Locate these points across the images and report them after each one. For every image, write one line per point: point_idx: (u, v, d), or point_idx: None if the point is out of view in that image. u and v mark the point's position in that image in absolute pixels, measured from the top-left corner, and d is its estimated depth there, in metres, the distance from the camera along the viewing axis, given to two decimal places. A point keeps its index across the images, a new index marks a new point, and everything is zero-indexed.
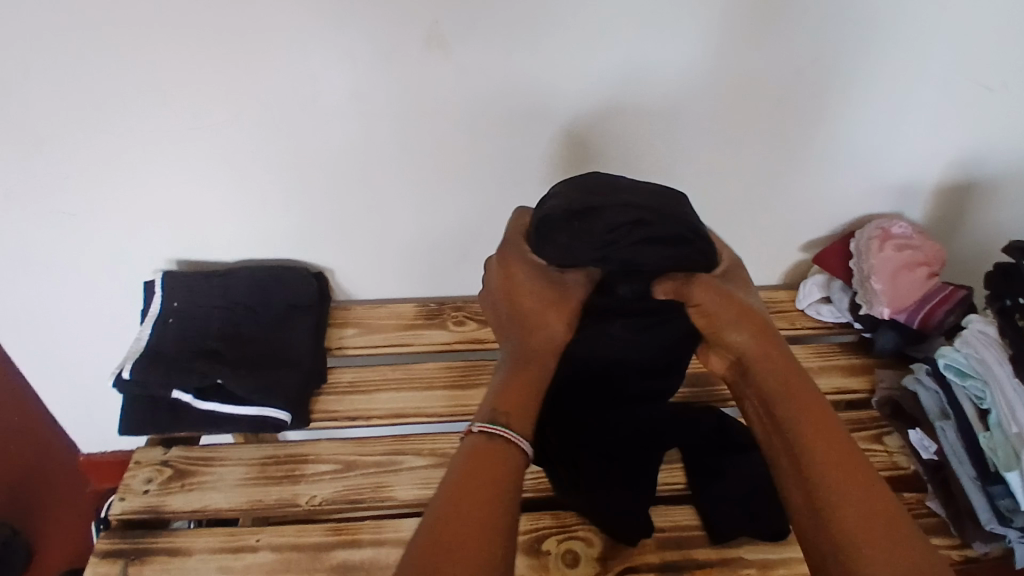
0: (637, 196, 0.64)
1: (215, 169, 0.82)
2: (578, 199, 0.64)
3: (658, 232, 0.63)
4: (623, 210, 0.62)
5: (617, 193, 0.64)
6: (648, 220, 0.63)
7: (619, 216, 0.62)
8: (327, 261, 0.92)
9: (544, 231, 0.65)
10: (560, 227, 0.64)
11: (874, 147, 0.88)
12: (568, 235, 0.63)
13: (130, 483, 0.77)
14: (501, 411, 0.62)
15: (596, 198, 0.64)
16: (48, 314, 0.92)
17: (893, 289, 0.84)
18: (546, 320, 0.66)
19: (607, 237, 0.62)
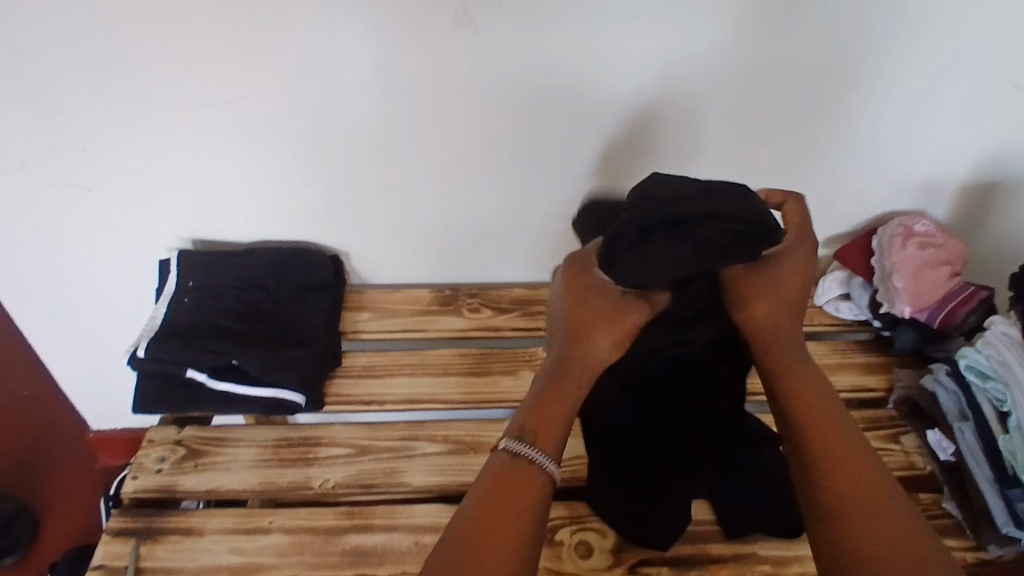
0: (704, 198, 0.61)
1: (235, 146, 0.81)
2: (648, 215, 0.60)
3: (731, 238, 0.61)
4: (703, 226, 0.59)
5: (684, 198, 0.61)
6: (723, 225, 0.60)
7: (693, 228, 0.60)
8: (343, 242, 0.91)
9: (614, 250, 0.62)
10: (631, 247, 0.61)
11: (902, 142, 0.86)
12: (642, 254, 0.61)
13: (143, 462, 0.77)
14: (529, 431, 0.61)
15: (662, 206, 0.60)
16: (63, 288, 0.92)
17: (915, 288, 0.83)
18: (596, 339, 0.65)
19: (689, 251, 0.60)
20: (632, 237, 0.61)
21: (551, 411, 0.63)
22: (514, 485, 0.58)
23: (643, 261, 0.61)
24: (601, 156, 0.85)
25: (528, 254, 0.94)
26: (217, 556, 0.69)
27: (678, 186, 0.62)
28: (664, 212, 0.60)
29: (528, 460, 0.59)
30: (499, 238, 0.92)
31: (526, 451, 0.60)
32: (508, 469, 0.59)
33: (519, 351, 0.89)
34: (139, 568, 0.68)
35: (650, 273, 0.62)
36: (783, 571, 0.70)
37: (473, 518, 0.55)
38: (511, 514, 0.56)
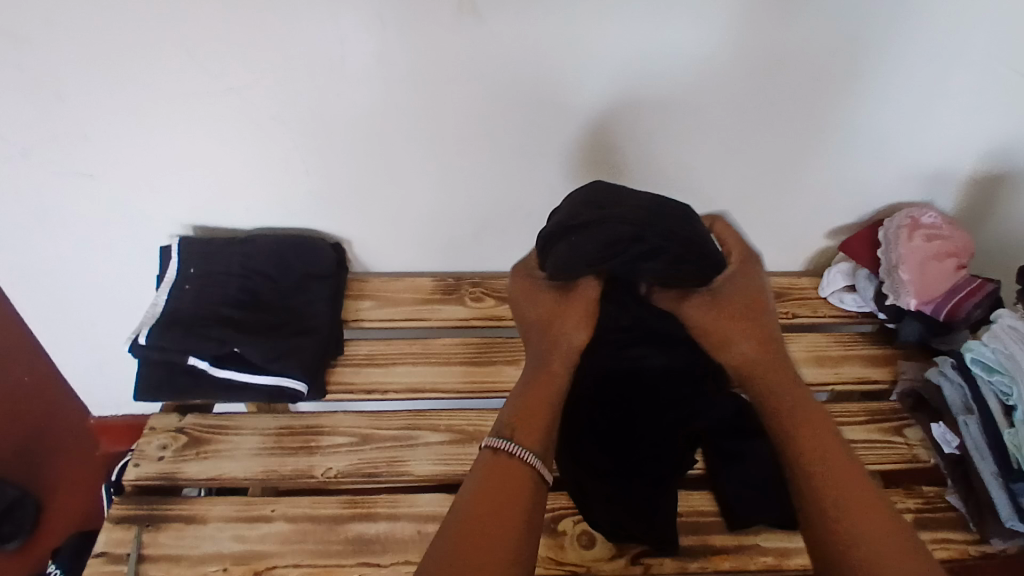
0: (640, 210, 0.62)
1: (236, 133, 0.80)
2: (580, 212, 0.63)
3: (650, 246, 0.61)
4: (618, 225, 0.61)
5: (620, 203, 0.63)
6: (641, 237, 0.61)
7: (615, 232, 0.61)
8: (345, 229, 0.91)
9: (553, 237, 0.64)
10: (558, 239, 0.63)
11: (909, 132, 0.86)
12: (565, 244, 0.63)
13: (145, 449, 0.76)
14: (508, 424, 0.60)
15: (600, 209, 0.62)
16: (64, 275, 0.92)
17: (921, 280, 0.82)
18: (561, 327, 0.65)
19: (604, 250, 0.61)
20: (568, 232, 0.63)
21: (533, 401, 0.62)
22: (502, 478, 0.57)
23: (571, 254, 0.62)
24: (607, 145, 0.84)
25: (531, 243, 0.93)
26: (220, 544, 0.69)
27: (622, 195, 0.64)
28: (598, 215, 0.62)
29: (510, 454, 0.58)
30: (502, 227, 0.91)
31: (507, 445, 0.58)
32: (495, 463, 0.58)
33: (522, 340, 0.88)
34: (142, 555, 0.68)
35: (572, 266, 0.62)
36: (786, 562, 0.70)
37: (467, 509, 0.54)
38: (501, 504, 0.55)
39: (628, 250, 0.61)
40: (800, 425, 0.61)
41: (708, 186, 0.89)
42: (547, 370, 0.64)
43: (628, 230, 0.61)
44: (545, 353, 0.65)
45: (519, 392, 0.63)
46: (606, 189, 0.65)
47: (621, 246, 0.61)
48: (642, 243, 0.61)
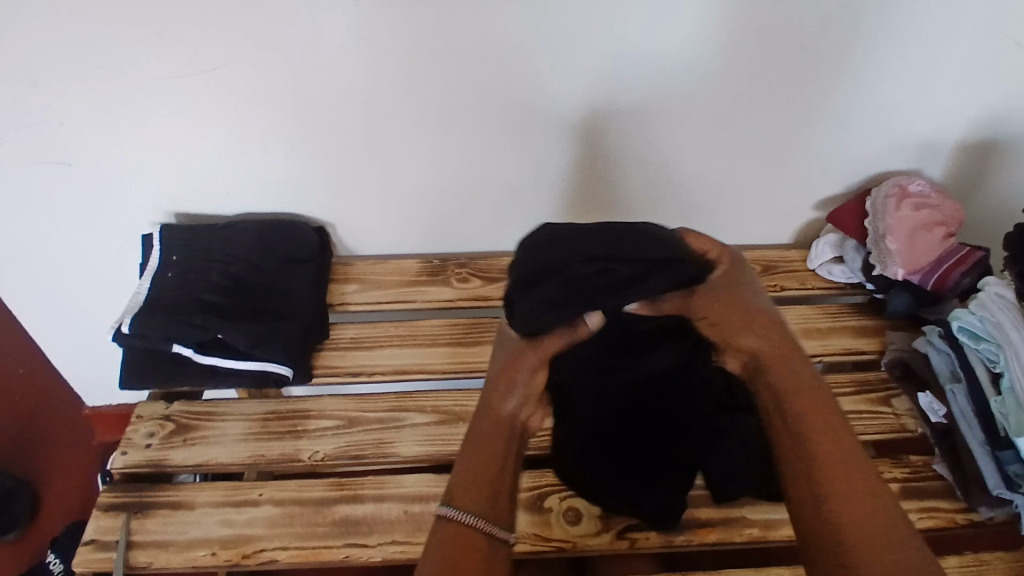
0: (588, 242, 0.58)
1: (214, 117, 0.79)
2: (535, 263, 0.58)
3: (617, 276, 0.55)
4: (579, 266, 0.55)
5: (570, 245, 0.58)
6: (606, 268, 0.55)
7: (570, 271, 0.55)
8: (330, 213, 0.90)
9: (513, 293, 0.58)
10: (521, 293, 0.57)
11: (897, 101, 0.84)
12: (528, 300, 0.56)
13: (132, 437, 0.76)
14: (457, 502, 0.54)
15: (550, 257, 0.57)
16: (47, 265, 0.92)
17: (909, 250, 0.81)
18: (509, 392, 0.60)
19: (568, 292, 0.55)
20: (523, 286, 0.57)
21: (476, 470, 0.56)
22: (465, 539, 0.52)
23: (535, 305, 0.56)
24: (590, 121, 0.83)
25: (516, 222, 0.93)
26: (208, 529, 0.69)
27: (569, 236, 0.59)
28: (545, 262, 0.57)
29: (471, 527, 0.53)
30: (487, 207, 0.91)
31: (461, 514, 0.53)
32: (460, 534, 0.53)
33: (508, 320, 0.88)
34: (130, 542, 0.68)
35: (545, 320, 0.57)
36: (771, 534, 0.70)
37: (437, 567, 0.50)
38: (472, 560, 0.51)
39: (591, 284, 0.55)
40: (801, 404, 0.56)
41: (694, 161, 0.88)
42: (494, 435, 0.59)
43: (581, 262, 0.56)
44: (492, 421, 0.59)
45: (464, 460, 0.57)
46: (555, 231, 0.60)
47: (581, 284, 0.55)
48: (608, 269, 0.55)
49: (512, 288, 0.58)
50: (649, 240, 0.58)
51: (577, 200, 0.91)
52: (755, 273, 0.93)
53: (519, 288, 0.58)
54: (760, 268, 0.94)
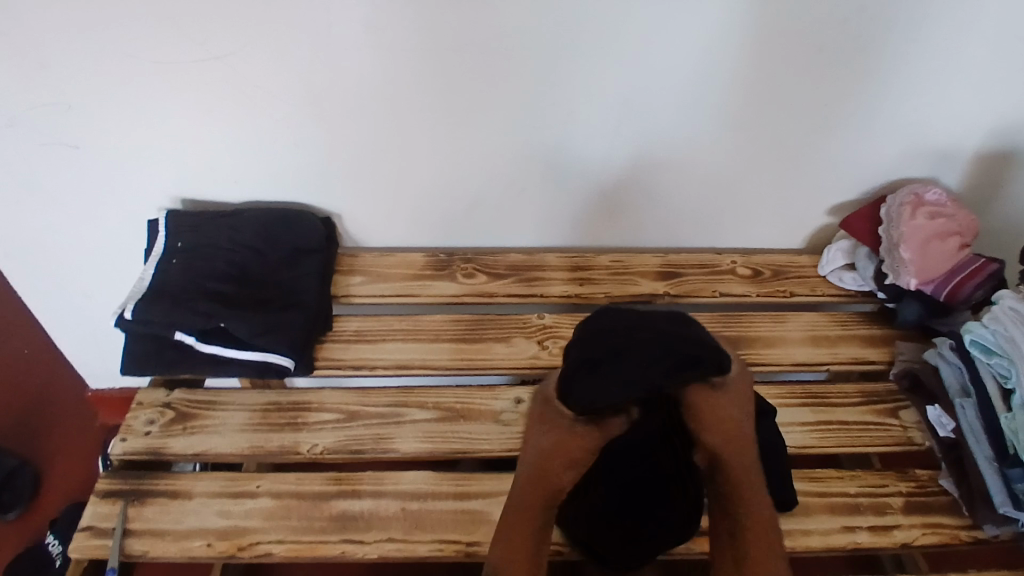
0: (650, 334, 0.67)
1: (224, 107, 0.79)
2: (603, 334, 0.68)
3: (676, 364, 0.65)
4: (639, 337, 0.67)
5: (633, 332, 0.68)
6: (670, 354, 0.65)
7: (638, 353, 0.65)
8: (338, 205, 0.90)
9: (572, 375, 0.67)
10: (589, 372, 0.66)
11: (917, 108, 0.83)
12: (602, 377, 0.65)
13: (132, 424, 0.76)
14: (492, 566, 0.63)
15: (609, 342, 0.67)
16: (52, 248, 0.91)
17: (921, 259, 0.80)
18: (556, 466, 0.68)
19: (638, 373, 0.64)
20: (584, 366, 0.67)
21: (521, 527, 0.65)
22: None
23: (602, 385, 0.64)
24: (603, 120, 0.82)
25: (525, 219, 0.92)
26: (205, 519, 0.69)
27: (624, 322, 0.69)
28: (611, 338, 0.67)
29: None
30: (496, 205, 0.90)
31: None
32: None
33: (513, 317, 0.87)
34: (127, 530, 0.68)
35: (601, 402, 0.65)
36: None
37: None
38: None
39: (657, 366, 0.64)
40: (732, 491, 0.67)
41: (707, 164, 0.87)
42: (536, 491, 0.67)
43: (642, 350, 0.65)
44: (537, 484, 0.67)
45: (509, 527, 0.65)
46: (612, 311, 0.73)
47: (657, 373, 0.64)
48: (670, 354, 0.65)
49: (572, 371, 0.67)
50: (694, 334, 0.69)
51: (587, 198, 0.90)
52: (764, 278, 0.92)
53: (581, 369, 0.67)
54: (770, 273, 0.92)
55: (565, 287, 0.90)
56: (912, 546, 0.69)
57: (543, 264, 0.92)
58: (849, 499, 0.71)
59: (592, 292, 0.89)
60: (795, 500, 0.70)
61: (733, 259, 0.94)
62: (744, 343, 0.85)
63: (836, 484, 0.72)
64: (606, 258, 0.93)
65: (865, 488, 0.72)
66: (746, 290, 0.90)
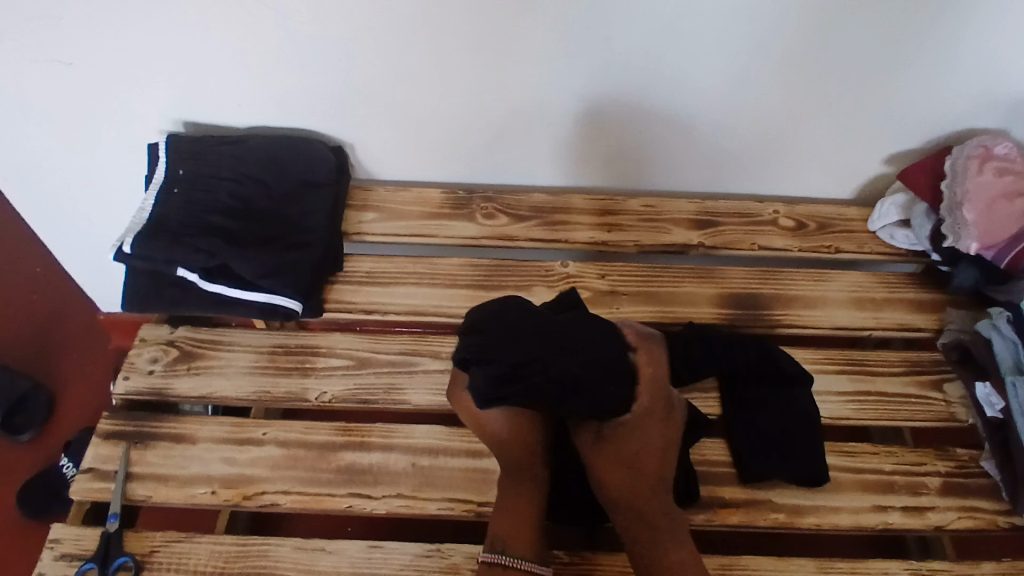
0: (538, 341, 0.58)
1: (225, 23, 0.71)
2: (495, 339, 0.58)
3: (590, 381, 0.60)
4: (527, 345, 0.58)
5: (524, 337, 0.58)
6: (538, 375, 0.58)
7: (515, 371, 0.58)
8: (352, 134, 0.83)
9: (464, 360, 0.60)
10: (468, 364, 0.60)
11: (1003, 47, 0.73)
12: (478, 376, 0.59)
13: (135, 361, 0.74)
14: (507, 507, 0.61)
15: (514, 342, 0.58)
16: (49, 173, 0.86)
17: (985, 223, 0.72)
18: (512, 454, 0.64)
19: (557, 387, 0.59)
20: (470, 360, 0.59)
21: (518, 513, 0.61)
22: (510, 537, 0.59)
23: (483, 383, 0.59)
24: (646, 52, 0.73)
25: (553, 156, 0.85)
26: (209, 465, 0.67)
27: (511, 324, 0.59)
28: (499, 344, 0.58)
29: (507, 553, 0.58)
30: (522, 141, 0.83)
31: (506, 558, 0.57)
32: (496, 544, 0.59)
33: (534, 264, 0.81)
34: (129, 473, 0.67)
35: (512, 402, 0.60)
36: (797, 521, 0.65)
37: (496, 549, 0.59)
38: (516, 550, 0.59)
39: (560, 372, 0.58)
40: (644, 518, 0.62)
41: (755, 102, 0.79)
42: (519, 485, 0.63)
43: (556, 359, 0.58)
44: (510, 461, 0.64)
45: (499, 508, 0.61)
46: (523, 307, 0.61)
47: (521, 386, 0.58)
48: (544, 374, 0.58)
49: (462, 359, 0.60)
50: (590, 353, 0.60)
51: (621, 138, 0.82)
52: (808, 231, 0.85)
53: (467, 363, 0.60)
54: (814, 226, 0.85)
55: (591, 234, 0.84)
56: (945, 529, 0.66)
57: (569, 207, 0.85)
58: (882, 477, 0.68)
59: (621, 241, 0.83)
60: (827, 475, 0.67)
61: (776, 208, 0.87)
62: (780, 303, 0.80)
63: (871, 460, 0.69)
64: (637, 202, 0.86)
65: (901, 466, 0.69)
66: (787, 245, 0.84)
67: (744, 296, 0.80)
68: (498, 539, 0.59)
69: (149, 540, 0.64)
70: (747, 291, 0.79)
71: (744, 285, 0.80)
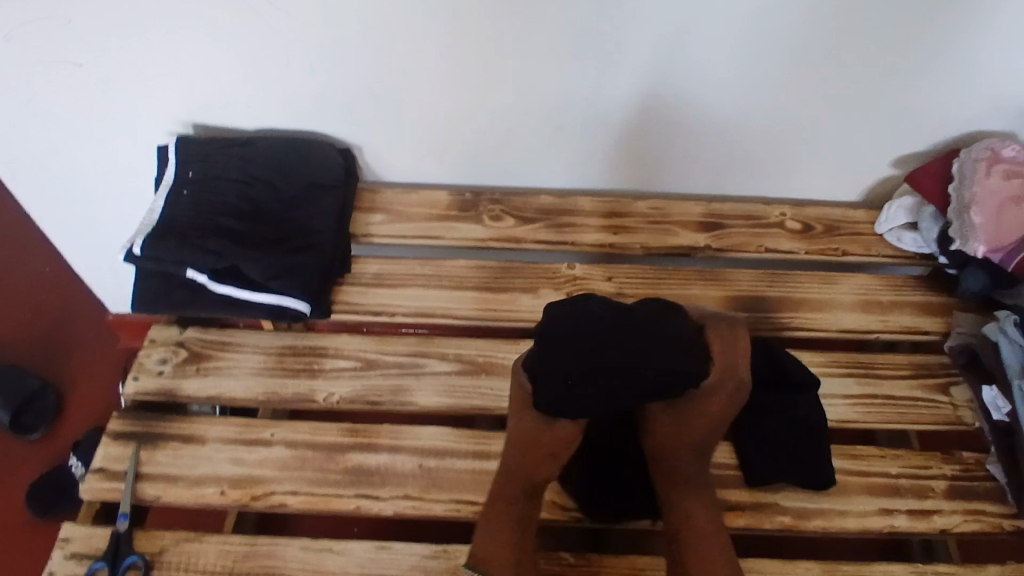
0: (624, 349, 0.55)
1: (235, 25, 0.71)
2: (573, 351, 0.56)
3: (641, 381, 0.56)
4: (611, 355, 0.55)
5: (607, 346, 0.55)
6: (626, 383, 0.56)
7: (603, 382, 0.55)
8: (359, 136, 0.83)
9: (541, 374, 0.57)
10: (548, 377, 0.57)
11: (1012, 50, 0.72)
12: (557, 389, 0.57)
13: (145, 362, 0.74)
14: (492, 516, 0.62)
15: (544, 357, 0.57)
16: (59, 173, 0.86)
17: (992, 226, 0.72)
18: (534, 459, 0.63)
19: (604, 392, 0.56)
20: (549, 370, 0.57)
21: (496, 530, 0.61)
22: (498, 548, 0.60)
23: (564, 397, 0.57)
24: (654, 53, 0.73)
25: (560, 159, 0.85)
26: (218, 466, 0.67)
27: (591, 332, 0.56)
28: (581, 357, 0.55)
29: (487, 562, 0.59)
30: (529, 143, 0.83)
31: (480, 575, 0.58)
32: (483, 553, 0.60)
33: (540, 266, 0.81)
34: (139, 473, 0.67)
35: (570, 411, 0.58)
36: (804, 524, 0.65)
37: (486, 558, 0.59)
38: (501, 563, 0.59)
39: (651, 379, 0.56)
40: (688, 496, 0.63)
41: (763, 105, 0.79)
42: (512, 495, 0.63)
43: (595, 367, 0.55)
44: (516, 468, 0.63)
45: (489, 520, 0.61)
46: (593, 308, 0.58)
47: (607, 397, 0.56)
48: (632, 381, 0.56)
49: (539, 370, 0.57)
50: (673, 351, 0.57)
51: (628, 140, 0.82)
52: (815, 234, 0.85)
53: (549, 377, 0.57)
54: (821, 228, 0.85)
55: (598, 236, 0.84)
56: (952, 533, 0.66)
57: (576, 209, 0.86)
58: (888, 481, 0.68)
59: (627, 243, 0.83)
60: (832, 479, 0.66)
61: (783, 211, 0.87)
62: (787, 305, 0.80)
63: (877, 463, 0.69)
64: (644, 205, 0.86)
65: (907, 469, 0.69)
66: (794, 247, 0.84)
67: (750, 298, 0.80)
68: (476, 559, 0.59)
69: (158, 540, 0.65)
70: (754, 294, 0.79)
71: (751, 288, 0.80)
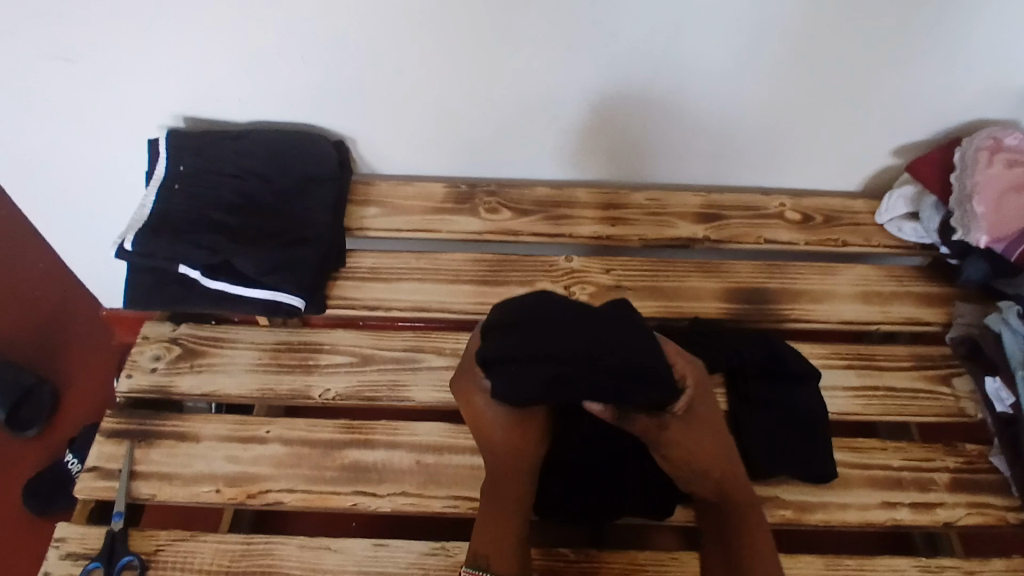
0: (576, 337, 0.56)
1: (224, 15, 0.70)
2: (521, 337, 0.56)
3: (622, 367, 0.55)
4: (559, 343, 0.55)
5: (558, 332, 0.56)
6: (576, 372, 0.55)
7: (555, 369, 0.55)
8: (353, 129, 0.82)
9: (491, 361, 0.57)
10: (497, 363, 0.56)
11: (1015, 36, 0.71)
12: (507, 375, 0.56)
13: (138, 359, 0.73)
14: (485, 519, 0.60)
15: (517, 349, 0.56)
16: (49, 168, 0.85)
17: (994, 215, 0.71)
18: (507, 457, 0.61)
19: (548, 389, 0.55)
20: (497, 355, 0.56)
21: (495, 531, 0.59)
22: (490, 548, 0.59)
23: (511, 384, 0.56)
24: (652, 42, 0.72)
25: (556, 150, 0.84)
26: (214, 464, 0.67)
27: (545, 318, 0.57)
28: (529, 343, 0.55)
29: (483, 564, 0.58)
30: (526, 135, 0.82)
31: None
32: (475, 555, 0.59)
33: (538, 259, 0.81)
34: (134, 471, 0.67)
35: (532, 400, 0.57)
36: (805, 518, 0.65)
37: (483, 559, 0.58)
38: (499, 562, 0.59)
39: (603, 374, 0.55)
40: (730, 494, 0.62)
41: (763, 94, 0.78)
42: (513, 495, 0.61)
43: (547, 351, 0.55)
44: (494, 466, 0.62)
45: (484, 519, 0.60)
46: (550, 301, 0.59)
47: (557, 386, 0.55)
48: (580, 371, 0.55)
49: (491, 356, 0.57)
50: (628, 348, 0.57)
51: (625, 130, 0.81)
52: (814, 224, 0.84)
53: (498, 364, 0.56)
54: (821, 219, 0.85)
55: (596, 228, 0.83)
56: (954, 525, 0.66)
57: (573, 201, 0.85)
58: (890, 473, 0.68)
59: (625, 235, 0.83)
60: (836, 472, 0.66)
61: (782, 201, 0.86)
62: (787, 297, 0.79)
63: (879, 455, 0.68)
64: (641, 196, 0.85)
65: (909, 462, 0.68)
66: (793, 238, 0.83)
67: (750, 290, 0.79)
68: (478, 556, 0.58)
69: (154, 539, 0.64)
70: (754, 286, 0.79)
71: (750, 279, 0.80)
